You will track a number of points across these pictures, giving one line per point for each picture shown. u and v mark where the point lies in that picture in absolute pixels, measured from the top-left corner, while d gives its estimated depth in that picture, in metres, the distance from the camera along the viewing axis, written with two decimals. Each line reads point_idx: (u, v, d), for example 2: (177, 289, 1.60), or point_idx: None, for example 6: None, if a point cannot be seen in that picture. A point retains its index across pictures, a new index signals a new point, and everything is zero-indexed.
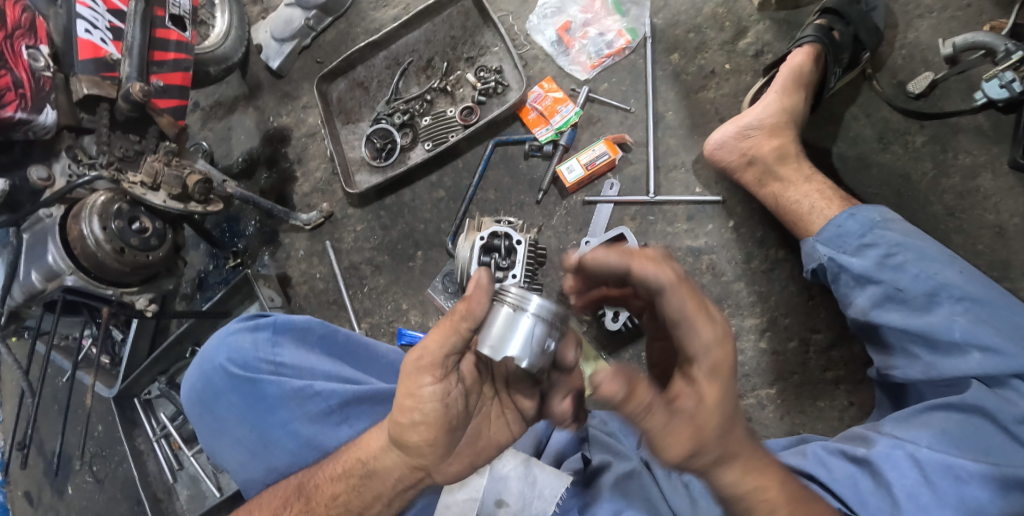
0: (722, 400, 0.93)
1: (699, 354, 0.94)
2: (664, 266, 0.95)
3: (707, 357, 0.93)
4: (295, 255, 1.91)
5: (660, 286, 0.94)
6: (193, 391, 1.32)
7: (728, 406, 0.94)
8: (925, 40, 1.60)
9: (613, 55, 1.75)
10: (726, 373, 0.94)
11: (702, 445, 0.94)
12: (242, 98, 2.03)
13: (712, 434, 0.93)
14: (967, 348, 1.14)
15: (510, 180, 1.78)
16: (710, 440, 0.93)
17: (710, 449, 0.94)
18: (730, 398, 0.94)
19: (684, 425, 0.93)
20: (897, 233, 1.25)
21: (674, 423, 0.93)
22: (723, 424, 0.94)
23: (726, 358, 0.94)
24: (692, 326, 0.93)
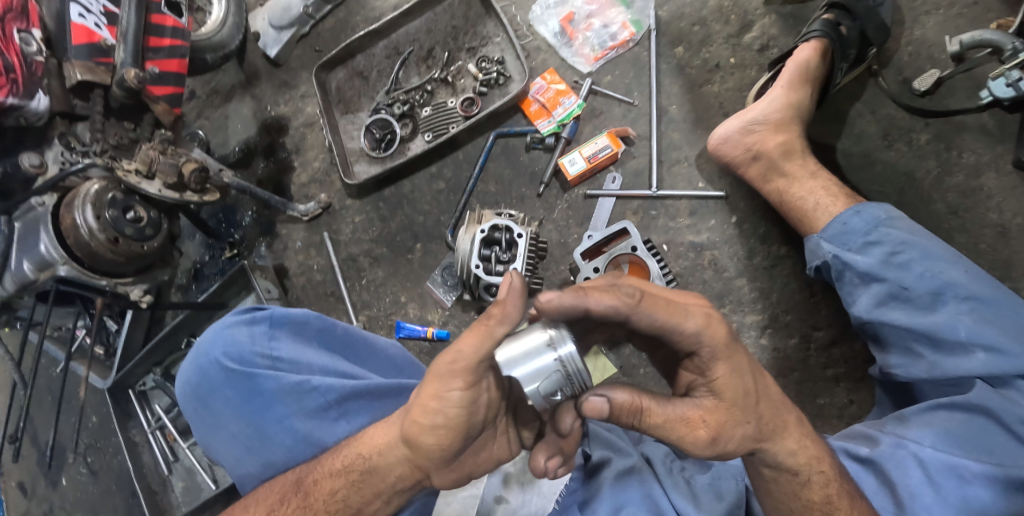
0: (733, 376, 0.92)
1: (693, 346, 0.92)
2: (618, 292, 0.91)
3: (699, 345, 0.91)
4: (293, 246, 1.89)
5: (625, 312, 0.91)
6: (188, 385, 1.30)
7: (743, 378, 0.93)
8: (932, 36, 1.58)
9: (616, 47, 1.73)
10: (726, 350, 0.92)
11: (724, 426, 0.93)
12: (239, 86, 1.99)
13: (730, 414, 0.92)
14: (972, 347, 1.13)
15: (511, 172, 1.76)
16: (730, 419, 0.93)
17: (735, 427, 0.93)
18: (740, 370, 0.93)
19: (697, 411, 0.92)
20: (903, 232, 1.25)
21: (688, 416, 0.92)
22: (741, 399, 0.93)
23: (720, 336, 0.92)
24: (674, 326, 0.91)
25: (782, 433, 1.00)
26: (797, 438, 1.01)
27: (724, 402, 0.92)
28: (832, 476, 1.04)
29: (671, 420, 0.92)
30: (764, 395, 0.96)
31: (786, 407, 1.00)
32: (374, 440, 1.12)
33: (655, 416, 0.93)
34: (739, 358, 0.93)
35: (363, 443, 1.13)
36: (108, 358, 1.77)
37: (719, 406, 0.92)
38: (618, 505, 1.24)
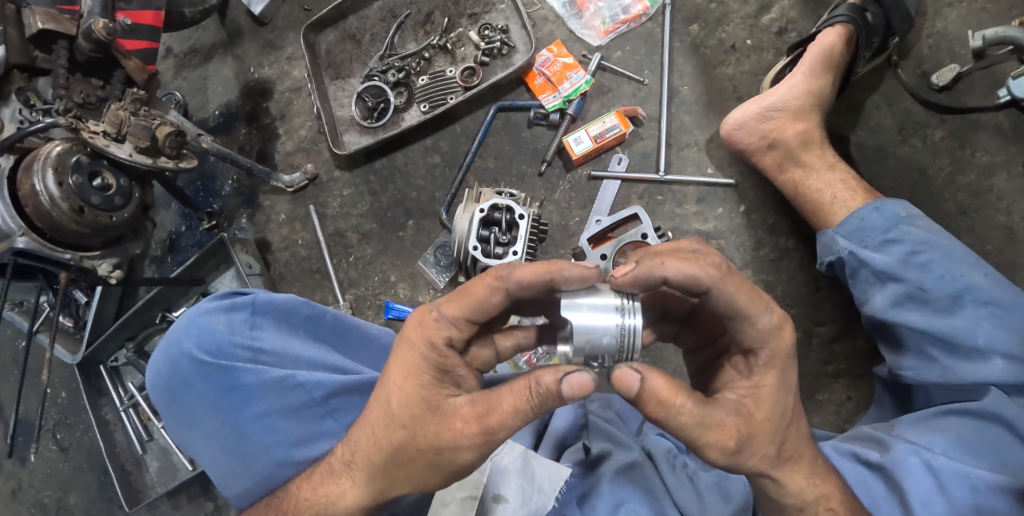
0: (779, 391, 0.88)
1: (760, 343, 0.87)
2: (705, 261, 0.86)
3: (766, 345, 0.87)
4: (276, 219, 1.78)
5: (706, 285, 0.85)
6: (159, 378, 1.20)
7: (786, 395, 0.89)
8: (954, 29, 1.53)
9: (628, 21, 1.65)
10: (784, 360, 0.88)
11: (753, 439, 0.88)
12: (220, 44, 1.85)
13: (766, 426, 0.88)
14: (990, 354, 1.11)
15: (512, 148, 1.67)
16: (761, 433, 0.88)
17: (762, 443, 0.89)
18: (788, 385, 0.89)
19: (733, 418, 0.87)
20: (923, 231, 1.21)
21: (724, 421, 0.86)
22: (777, 416, 0.89)
23: (786, 343, 0.88)
24: (750, 315, 0.86)
25: (798, 446, 0.95)
26: (806, 475, 0.96)
27: (762, 413, 0.88)
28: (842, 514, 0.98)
29: (705, 423, 0.85)
30: (789, 434, 0.92)
31: (804, 446, 0.95)
32: (319, 499, 1.04)
33: (688, 415, 0.85)
34: (791, 370, 0.89)
35: (305, 503, 1.06)
36: (77, 331, 1.64)
37: (755, 416, 0.87)
38: (617, 502, 1.20)
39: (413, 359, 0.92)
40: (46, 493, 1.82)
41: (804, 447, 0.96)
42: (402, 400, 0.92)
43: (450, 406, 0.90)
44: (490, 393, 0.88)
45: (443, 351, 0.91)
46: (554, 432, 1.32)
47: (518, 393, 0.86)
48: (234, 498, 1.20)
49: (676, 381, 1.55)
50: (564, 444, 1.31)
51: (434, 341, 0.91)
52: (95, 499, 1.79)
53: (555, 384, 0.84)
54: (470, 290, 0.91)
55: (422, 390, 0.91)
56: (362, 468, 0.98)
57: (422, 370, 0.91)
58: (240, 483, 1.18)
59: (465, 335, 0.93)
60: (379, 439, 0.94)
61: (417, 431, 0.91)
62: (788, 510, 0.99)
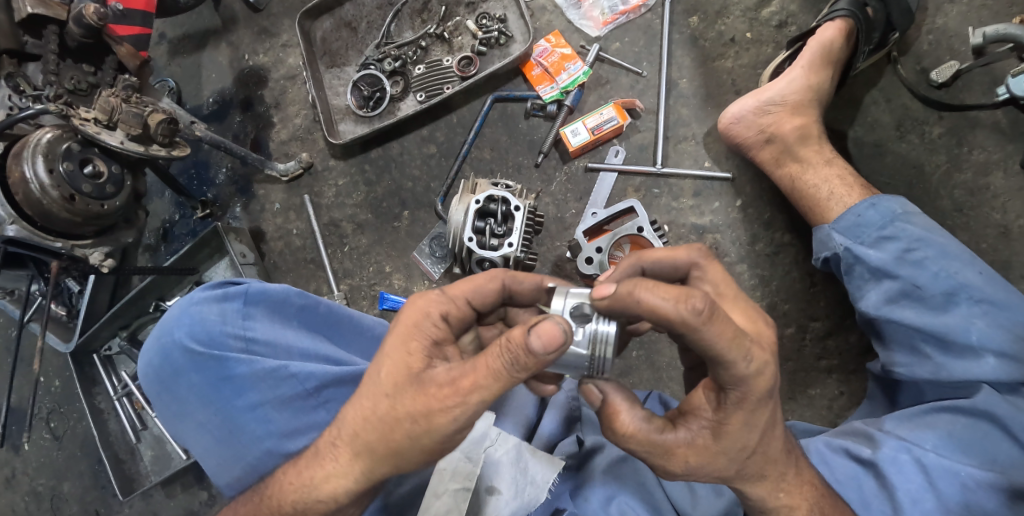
0: (744, 430, 0.87)
1: (733, 384, 0.84)
2: (685, 304, 0.80)
3: (739, 388, 0.84)
4: (270, 208, 1.76)
5: (681, 329, 0.81)
6: (151, 368, 1.20)
7: (750, 433, 0.88)
8: (954, 26, 1.52)
9: (627, 12, 1.63)
10: (754, 403, 0.85)
11: (704, 466, 0.90)
12: (215, 30, 1.83)
13: (719, 457, 0.89)
14: (982, 351, 1.11)
15: (508, 139, 1.66)
16: (715, 462, 0.89)
17: (714, 469, 0.91)
18: (753, 425, 0.87)
19: (685, 447, 0.88)
20: (919, 228, 1.20)
21: (675, 449, 0.88)
22: (734, 451, 0.89)
23: (761, 389, 0.84)
24: (728, 362, 0.82)
25: (785, 443, 0.95)
26: (769, 488, 0.97)
27: (717, 446, 0.88)
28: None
29: (655, 450, 0.89)
30: (776, 433, 0.92)
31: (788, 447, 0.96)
32: (303, 482, 1.03)
33: (638, 441, 0.89)
34: (761, 411, 0.87)
35: (289, 487, 1.05)
36: (70, 320, 1.63)
37: (710, 448, 0.88)
38: (609, 495, 1.19)
39: (406, 329, 0.93)
40: (40, 481, 1.82)
41: (791, 445, 0.96)
42: (388, 370, 0.92)
43: (433, 375, 0.89)
44: (468, 360, 0.88)
45: (438, 322, 0.94)
46: (542, 435, 1.28)
47: (492, 355, 0.85)
48: (225, 488, 1.20)
49: (669, 375, 1.55)
50: (553, 444, 1.28)
51: (431, 313, 0.94)
52: (89, 487, 1.79)
53: (523, 337, 0.82)
54: (474, 277, 1.02)
55: (408, 358, 0.91)
56: (346, 445, 0.98)
57: (412, 339, 0.92)
58: (231, 473, 1.18)
59: (461, 315, 0.98)
60: (364, 412, 0.94)
61: (399, 400, 0.90)
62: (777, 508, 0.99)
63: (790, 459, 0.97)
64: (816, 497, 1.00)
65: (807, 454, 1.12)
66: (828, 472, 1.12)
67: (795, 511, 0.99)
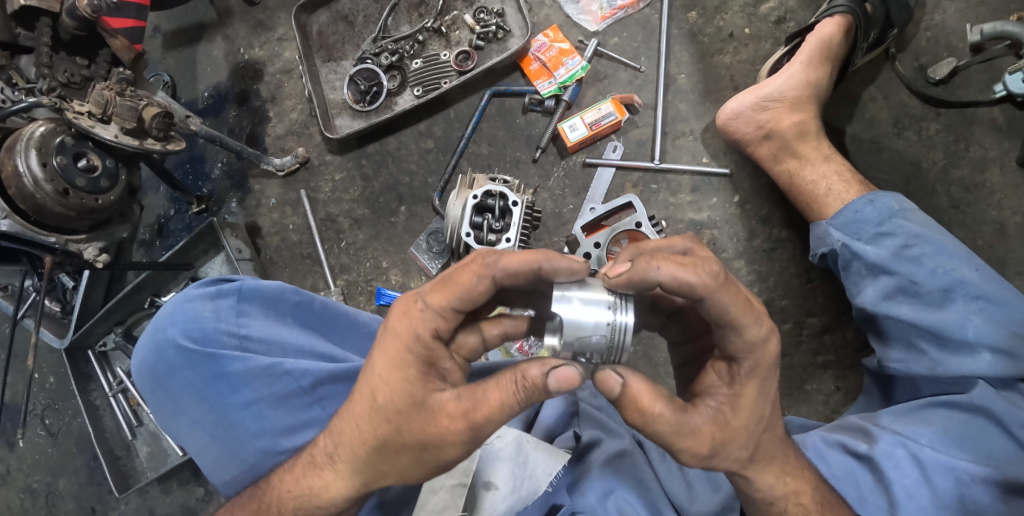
0: (757, 400, 0.88)
1: (744, 353, 0.85)
2: (703, 269, 0.82)
3: (750, 356, 0.85)
4: (267, 203, 1.75)
5: (700, 294, 0.82)
6: (145, 365, 1.19)
7: (764, 403, 0.89)
8: (952, 23, 1.52)
9: (626, 7, 1.63)
10: (766, 371, 0.87)
11: (726, 444, 0.89)
12: (209, 23, 1.82)
13: (741, 433, 0.89)
14: (977, 347, 1.11)
15: (506, 134, 1.65)
16: (735, 439, 0.89)
17: (735, 448, 0.90)
18: (767, 394, 0.89)
19: (710, 424, 0.88)
20: (916, 225, 1.21)
21: (700, 428, 0.87)
22: (753, 423, 0.89)
23: (770, 355, 0.86)
24: (740, 325, 0.83)
25: (783, 434, 0.96)
26: (776, 473, 0.97)
27: (737, 420, 0.88)
28: (812, 508, 1.00)
29: (681, 430, 0.86)
30: (769, 432, 0.92)
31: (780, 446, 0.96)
32: (302, 490, 1.03)
33: (665, 423, 0.86)
34: (771, 378, 0.88)
35: (287, 495, 1.05)
36: (64, 316, 1.61)
37: (732, 422, 0.88)
38: (607, 490, 1.19)
39: (400, 350, 0.90)
40: (36, 478, 1.81)
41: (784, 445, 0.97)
42: (388, 396, 0.91)
43: (436, 402, 0.89)
44: (477, 388, 0.89)
45: (429, 341, 0.90)
46: (542, 423, 1.31)
47: (506, 388, 0.87)
48: (221, 485, 1.20)
49: (667, 370, 1.55)
50: (552, 434, 1.30)
51: (420, 332, 0.90)
52: (85, 484, 1.78)
53: (542, 378, 0.85)
54: (457, 278, 0.89)
55: (409, 386, 0.90)
56: (346, 461, 0.97)
57: (408, 365, 0.90)
58: (227, 470, 1.17)
59: (451, 325, 0.91)
60: (365, 434, 0.94)
61: (403, 426, 0.91)
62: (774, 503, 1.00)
63: (786, 452, 0.98)
64: (811, 489, 1.01)
65: (803, 450, 1.11)
66: (823, 465, 1.12)
67: (788, 505, 0.99)
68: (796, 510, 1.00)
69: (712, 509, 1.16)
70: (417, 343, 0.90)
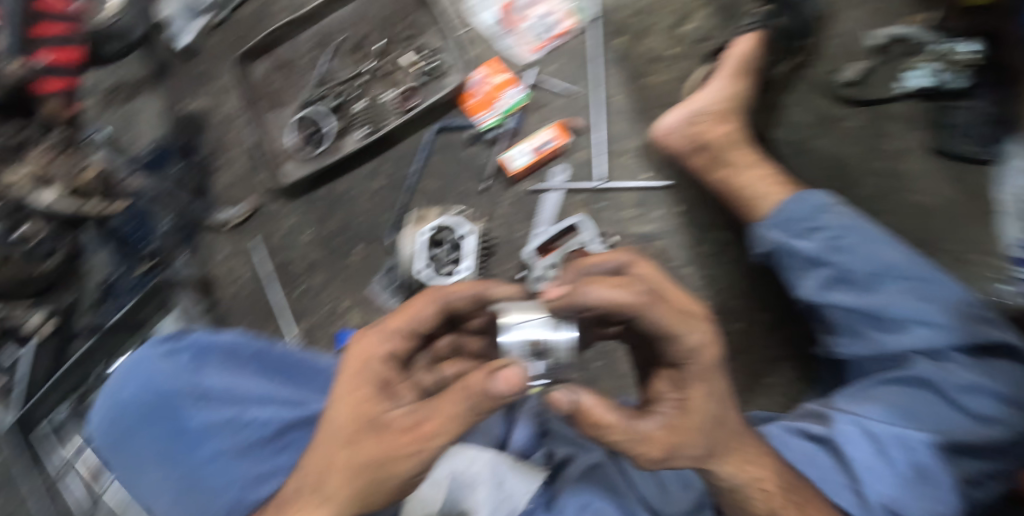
0: (706, 402, 0.92)
1: (685, 359, 0.91)
2: (633, 288, 0.91)
3: (695, 360, 0.91)
4: (214, 259, 1.75)
5: (634, 311, 0.90)
6: (104, 429, 1.16)
7: (714, 404, 0.93)
8: (856, 30, 1.65)
9: (558, 37, 1.71)
10: (710, 373, 0.92)
11: (682, 446, 0.92)
12: (148, 79, 1.82)
13: (694, 435, 0.92)
14: (909, 323, 1.19)
15: (454, 167, 1.70)
16: (690, 440, 0.92)
17: (692, 448, 0.92)
18: (715, 395, 0.93)
19: (661, 430, 0.91)
20: (842, 218, 1.30)
21: (652, 434, 0.91)
22: (705, 423, 0.93)
23: (712, 358, 0.92)
24: (677, 334, 0.90)
25: (742, 422, 0.99)
26: (738, 462, 0.99)
27: (690, 422, 0.92)
28: (776, 493, 1.01)
29: (635, 438, 0.91)
30: (726, 424, 0.96)
31: (740, 435, 0.99)
32: None
33: (619, 432, 0.91)
34: (720, 381, 0.93)
35: None
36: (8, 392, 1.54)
37: (685, 425, 0.92)
38: (585, 502, 1.19)
39: (356, 377, 0.95)
40: None
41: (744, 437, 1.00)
42: (343, 419, 0.93)
43: (388, 419, 0.91)
44: (429, 402, 0.89)
45: (383, 365, 0.97)
46: (518, 442, 1.30)
47: (455, 399, 0.87)
48: None
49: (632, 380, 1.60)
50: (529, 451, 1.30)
51: (376, 355, 0.97)
52: None
53: (487, 382, 0.84)
54: (411, 306, 1.04)
55: (362, 406, 0.92)
56: (306, 499, 0.96)
57: (362, 386, 0.94)
58: None
59: (406, 349, 1.00)
60: (322, 463, 0.94)
61: (357, 447, 0.91)
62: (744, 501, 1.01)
63: (752, 436, 1.01)
64: (779, 472, 1.03)
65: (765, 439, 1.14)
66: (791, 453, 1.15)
67: (760, 495, 1.01)
68: (768, 489, 1.01)
69: (686, 507, 1.19)
70: (375, 367, 0.96)
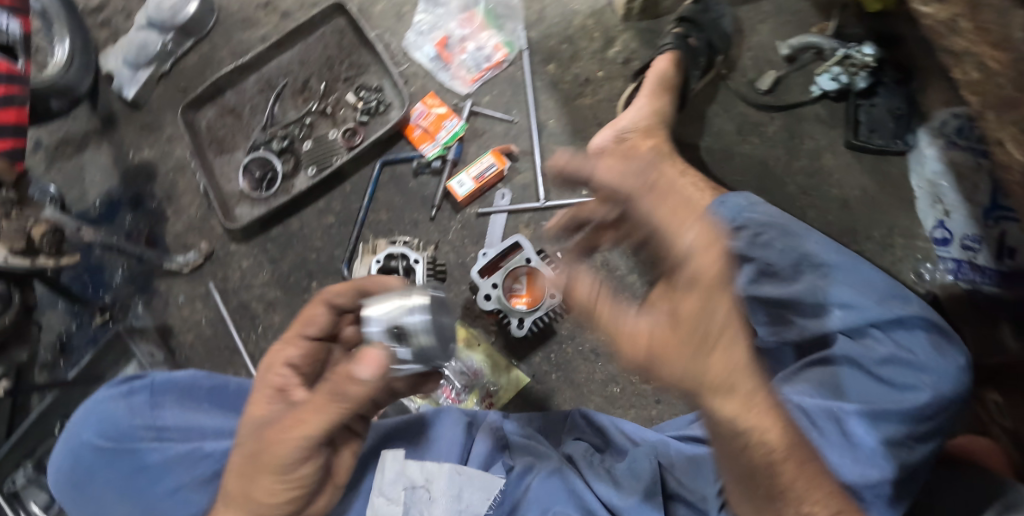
0: (699, 313, 0.85)
1: (682, 266, 0.88)
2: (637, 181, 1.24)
3: (691, 265, 0.87)
4: (176, 301, 1.76)
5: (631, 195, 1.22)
6: (62, 472, 1.17)
7: (710, 321, 0.85)
8: (767, 42, 1.77)
9: (492, 68, 1.80)
10: (706, 286, 0.86)
11: (664, 356, 0.85)
12: (94, 132, 1.85)
13: (677, 349, 0.84)
14: (830, 307, 1.27)
15: (401, 198, 1.76)
16: (674, 352, 0.84)
17: (675, 366, 0.85)
18: (712, 311, 0.85)
19: (648, 328, 0.86)
20: (762, 215, 1.38)
21: (637, 329, 0.86)
22: (696, 338, 0.84)
23: (711, 268, 0.86)
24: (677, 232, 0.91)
25: (750, 356, 0.89)
26: (740, 402, 0.87)
27: (679, 332, 0.85)
28: (775, 446, 0.90)
29: (621, 324, 0.88)
30: (721, 350, 0.85)
31: (743, 370, 0.87)
32: None
33: (605, 312, 0.89)
34: (725, 302, 0.86)
35: None
36: None
37: (671, 333, 0.85)
38: (546, 507, 1.25)
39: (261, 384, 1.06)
40: None
41: None
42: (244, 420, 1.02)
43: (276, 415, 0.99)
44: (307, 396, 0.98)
45: (283, 371, 1.07)
46: (479, 455, 1.31)
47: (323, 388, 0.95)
48: None
49: (590, 388, 1.66)
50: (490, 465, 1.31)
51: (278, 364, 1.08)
52: None
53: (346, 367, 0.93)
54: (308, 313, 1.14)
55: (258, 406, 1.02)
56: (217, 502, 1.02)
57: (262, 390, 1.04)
58: None
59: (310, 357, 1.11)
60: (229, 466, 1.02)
61: (248, 444, 0.99)
62: (738, 443, 0.90)
63: (759, 378, 0.89)
64: (781, 419, 0.92)
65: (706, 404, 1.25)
66: None
67: (755, 441, 0.89)
68: (767, 438, 0.89)
69: (639, 494, 1.24)
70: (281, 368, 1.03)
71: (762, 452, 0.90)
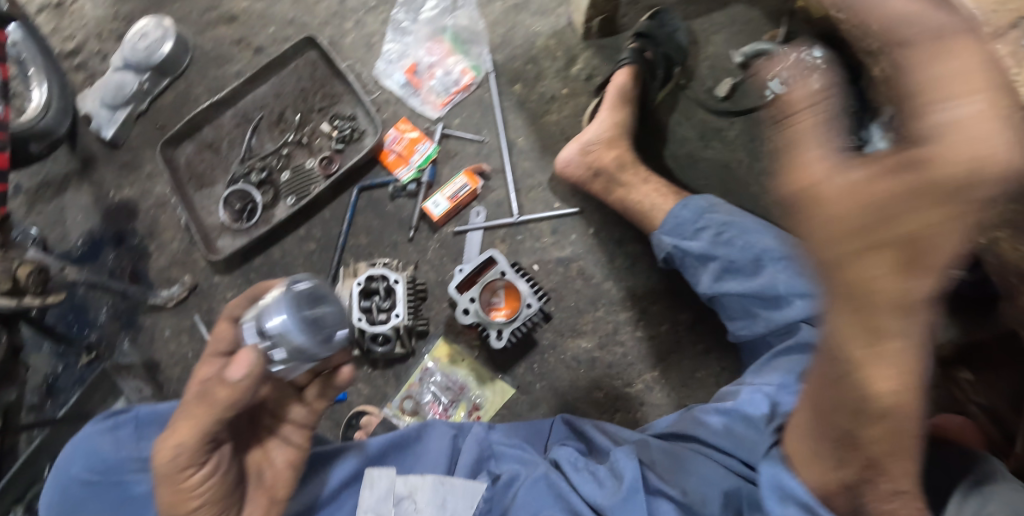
0: (903, 202, 0.61)
1: (922, 142, 0.63)
2: None
3: (934, 141, 0.62)
4: (161, 336, 1.79)
5: None
6: (50, 508, 1.19)
7: (913, 216, 0.61)
8: (722, 52, 1.86)
9: (460, 92, 1.87)
10: (942, 181, 0.60)
11: (814, 210, 0.65)
12: (74, 173, 1.89)
13: (838, 216, 0.63)
14: (791, 298, 1.33)
15: (379, 222, 1.81)
16: (827, 215, 0.64)
17: (823, 231, 0.64)
18: (926, 215, 0.61)
19: (831, 167, 0.64)
20: (722, 214, 1.45)
21: (811, 161, 0.66)
22: (877, 227, 0.62)
23: (960, 164, 0.60)
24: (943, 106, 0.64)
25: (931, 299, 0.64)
26: (877, 333, 0.66)
27: (854, 201, 0.62)
28: (884, 396, 0.70)
29: (818, 145, 0.66)
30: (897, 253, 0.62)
31: (910, 307, 0.64)
32: None
33: (810, 131, 0.66)
34: (947, 225, 0.61)
35: None
36: None
37: (842, 190, 0.63)
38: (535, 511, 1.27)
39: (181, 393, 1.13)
40: None
41: None
42: None
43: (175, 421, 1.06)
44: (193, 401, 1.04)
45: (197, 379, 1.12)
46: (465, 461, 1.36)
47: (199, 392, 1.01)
48: None
49: (573, 395, 1.70)
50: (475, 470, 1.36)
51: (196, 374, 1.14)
52: None
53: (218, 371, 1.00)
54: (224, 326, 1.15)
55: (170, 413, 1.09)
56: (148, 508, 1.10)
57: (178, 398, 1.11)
58: None
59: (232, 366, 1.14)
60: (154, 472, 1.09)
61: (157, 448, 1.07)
62: (847, 364, 0.70)
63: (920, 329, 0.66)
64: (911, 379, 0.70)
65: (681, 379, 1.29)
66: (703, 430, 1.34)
67: (859, 380, 0.69)
68: (880, 385, 0.69)
69: (620, 495, 1.25)
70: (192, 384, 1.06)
71: (867, 386, 0.70)
